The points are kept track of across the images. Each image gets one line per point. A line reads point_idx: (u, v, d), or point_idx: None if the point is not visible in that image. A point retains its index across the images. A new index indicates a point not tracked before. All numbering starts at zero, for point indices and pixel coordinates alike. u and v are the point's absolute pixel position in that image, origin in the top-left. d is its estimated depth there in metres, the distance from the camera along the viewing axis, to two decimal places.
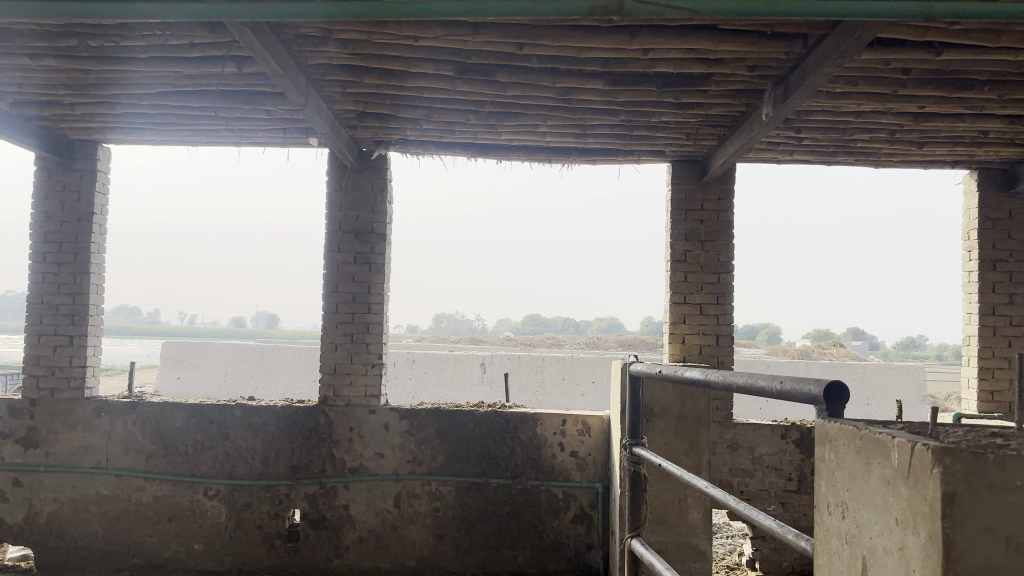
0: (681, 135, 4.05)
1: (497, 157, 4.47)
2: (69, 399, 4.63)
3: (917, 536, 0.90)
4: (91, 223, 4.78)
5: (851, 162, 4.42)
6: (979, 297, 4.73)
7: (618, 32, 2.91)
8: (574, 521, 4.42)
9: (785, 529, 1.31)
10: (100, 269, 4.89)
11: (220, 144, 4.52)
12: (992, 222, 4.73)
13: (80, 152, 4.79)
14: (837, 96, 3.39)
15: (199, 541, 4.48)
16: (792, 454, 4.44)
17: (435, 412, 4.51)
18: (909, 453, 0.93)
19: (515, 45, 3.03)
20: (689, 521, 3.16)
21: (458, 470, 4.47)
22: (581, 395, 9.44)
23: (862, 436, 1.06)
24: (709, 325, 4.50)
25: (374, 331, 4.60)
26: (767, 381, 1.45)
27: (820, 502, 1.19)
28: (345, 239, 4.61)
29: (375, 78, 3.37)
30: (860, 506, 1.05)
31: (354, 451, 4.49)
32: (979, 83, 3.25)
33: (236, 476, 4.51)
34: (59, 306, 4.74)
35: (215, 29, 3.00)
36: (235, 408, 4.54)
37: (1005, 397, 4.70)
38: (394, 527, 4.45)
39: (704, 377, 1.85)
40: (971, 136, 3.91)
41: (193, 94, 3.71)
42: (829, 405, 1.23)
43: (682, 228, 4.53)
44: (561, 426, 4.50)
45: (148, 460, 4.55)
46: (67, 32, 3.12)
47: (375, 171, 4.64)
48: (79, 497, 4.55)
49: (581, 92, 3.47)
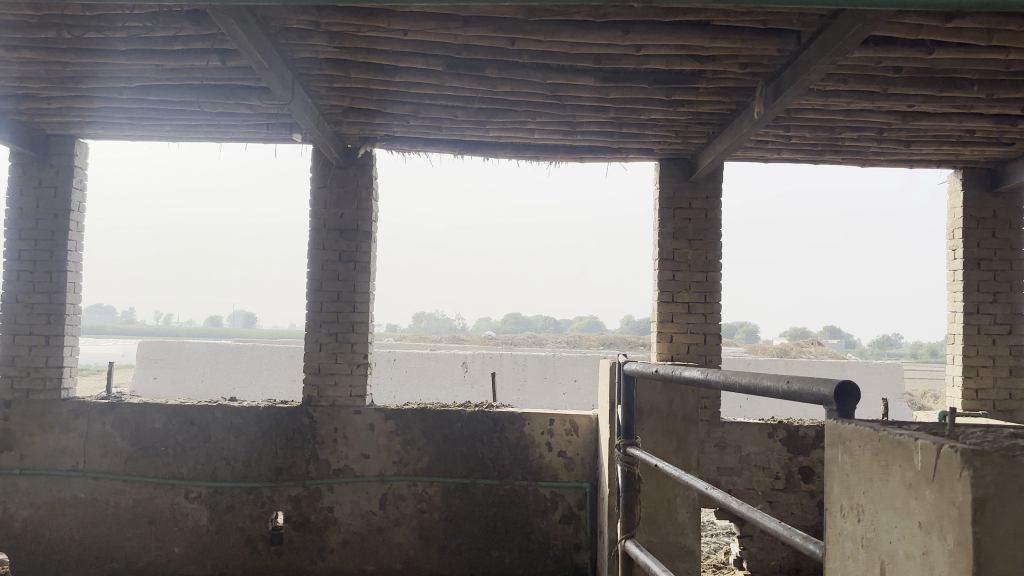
0: (671, 133, 4.04)
1: (485, 155, 4.43)
2: (45, 400, 4.51)
3: (943, 541, 0.88)
4: (67, 220, 4.65)
5: (838, 160, 4.44)
6: (964, 296, 4.79)
7: (611, 26, 2.88)
8: (562, 521, 4.38)
9: (792, 532, 1.27)
10: (77, 267, 4.76)
11: (201, 140, 4.41)
12: (976, 222, 4.79)
13: (56, 147, 4.66)
14: (827, 93, 3.39)
15: (179, 545, 4.38)
16: (779, 452, 4.46)
17: (421, 412, 4.46)
18: (935, 455, 0.91)
19: (508, 41, 2.99)
20: (678, 520, 3.14)
21: (444, 470, 4.42)
22: (564, 394, 9.44)
23: (880, 438, 1.03)
24: (697, 324, 4.50)
25: (359, 330, 4.53)
26: (771, 380, 1.42)
27: (831, 505, 1.16)
28: (330, 236, 4.53)
29: (363, 73, 3.31)
30: (876, 510, 1.03)
31: (339, 452, 4.42)
32: (968, 82, 3.28)
33: (217, 478, 4.41)
34: (35, 304, 4.60)
35: (200, 21, 2.92)
36: (217, 409, 4.45)
37: (989, 394, 4.76)
38: (379, 529, 4.39)
39: (704, 376, 1.82)
40: (958, 134, 3.95)
41: (175, 88, 3.62)
42: (840, 405, 1.20)
43: (670, 227, 4.52)
44: (549, 426, 4.46)
45: (127, 462, 4.44)
46: (44, 23, 3.01)
47: (360, 168, 4.56)
48: (55, 500, 4.42)
49: (573, 89, 3.44)
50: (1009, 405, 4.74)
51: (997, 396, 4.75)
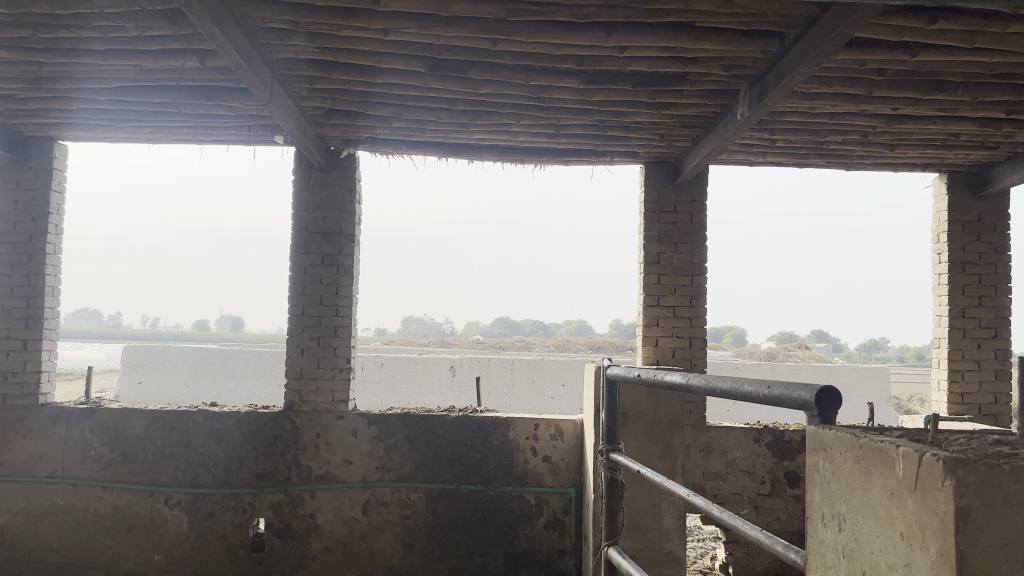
0: (656, 135, 4.02)
1: (469, 157, 4.39)
2: (22, 407, 4.42)
3: (926, 553, 0.85)
4: (46, 223, 4.56)
5: (823, 163, 4.44)
6: (949, 299, 4.80)
7: (594, 27, 2.85)
8: (547, 527, 4.34)
9: (774, 540, 1.24)
10: (56, 271, 4.68)
11: (182, 141, 4.34)
12: (961, 225, 4.81)
13: (34, 149, 4.57)
14: (811, 96, 3.39)
15: (159, 552, 4.30)
16: (764, 457, 4.44)
17: (404, 418, 4.41)
18: (916, 462, 0.88)
19: (489, 41, 2.95)
20: (663, 526, 3.11)
21: (428, 476, 4.37)
22: (551, 398, 9.37)
23: (861, 445, 1.00)
24: (683, 327, 4.48)
25: (341, 334, 4.48)
26: (752, 385, 1.39)
27: (813, 513, 1.13)
28: (312, 240, 4.47)
29: (344, 74, 3.26)
30: (859, 519, 1.00)
31: (321, 458, 4.36)
32: (951, 85, 3.29)
33: (198, 485, 4.33)
34: (12, 309, 4.52)
35: (176, 20, 2.86)
36: (197, 414, 4.37)
37: (974, 398, 4.78)
38: (362, 536, 4.32)
39: (685, 380, 1.79)
40: (942, 137, 3.96)
41: (154, 90, 3.55)
42: (821, 410, 1.16)
43: (656, 230, 4.50)
44: (534, 431, 4.42)
45: (107, 469, 4.36)
46: (18, 22, 2.95)
47: (343, 170, 4.51)
48: (33, 508, 4.33)
49: (557, 91, 3.41)
50: (995, 409, 4.77)
51: (982, 399, 4.77)
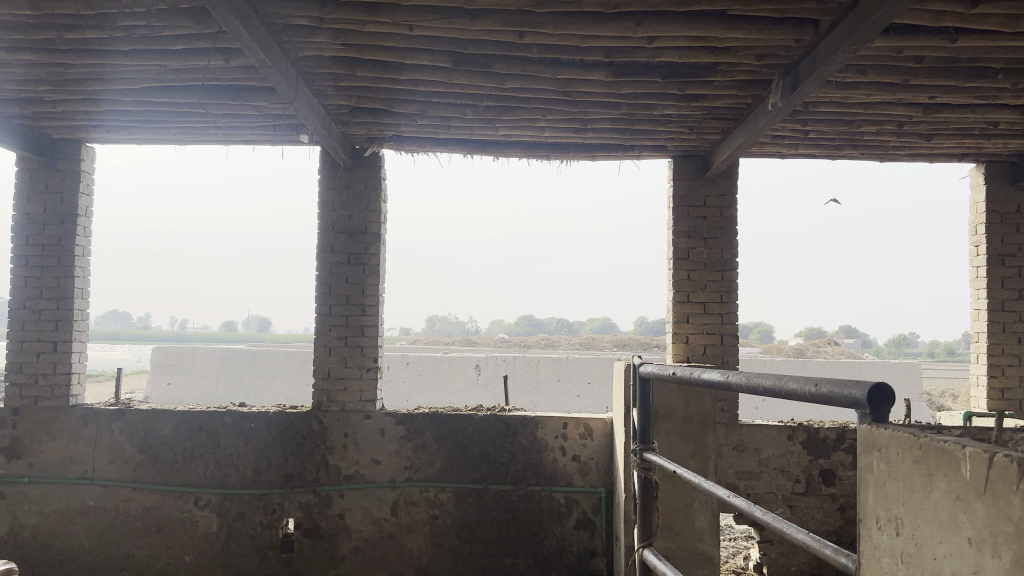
0: (684, 129, 3.95)
1: (494, 154, 4.35)
2: (53, 408, 4.48)
3: (999, 560, 0.81)
4: (75, 224, 4.63)
5: (857, 155, 4.33)
6: (989, 293, 4.65)
7: (621, 17, 2.80)
8: (576, 527, 4.29)
9: (822, 543, 1.15)
10: (86, 273, 4.75)
11: (207, 142, 4.37)
12: (1000, 217, 4.66)
13: (62, 151, 4.64)
14: (845, 85, 3.30)
15: (189, 553, 4.34)
16: (799, 455, 4.34)
17: (432, 417, 4.39)
18: (985, 464, 0.83)
19: (515, 34, 2.91)
20: (696, 527, 3.03)
21: (456, 477, 4.35)
22: (577, 396, 9.30)
23: (920, 445, 0.95)
24: (713, 324, 4.39)
25: (369, 334, 4.47)
26: (799, 382, 1.32)
27: (865, 516, 1.07)
28: (338, 239, 4.48)
29: (369, 71, 3.25)
30: (918, 524, 0.94)
31: (349, 458, 4.36)
32: (993, 71, 3.17)
33: (227, 485, 4.36)
34: (43, 311, 4.59)
35: (201, 19, 2.87)
36: (226, 415, 4.40)
37: (1016, 395, 4.62)
38: (391, 536, 4.32)
39: (723, 378, 1.72)
40: (981, 126, 3.83)
41: (179, 90, 3.58)
42: (875, 409, 1.06)
43: (685, 225, 4.42)
44: (562, 429, 4.37)
45: (137, 470, 4.41)
46: (45, 24, 2.98)
47: (367, 168, 4.50)
48: (65, 508, 4.39)
49: (584, 84, 3.37)
50: None
51: None
